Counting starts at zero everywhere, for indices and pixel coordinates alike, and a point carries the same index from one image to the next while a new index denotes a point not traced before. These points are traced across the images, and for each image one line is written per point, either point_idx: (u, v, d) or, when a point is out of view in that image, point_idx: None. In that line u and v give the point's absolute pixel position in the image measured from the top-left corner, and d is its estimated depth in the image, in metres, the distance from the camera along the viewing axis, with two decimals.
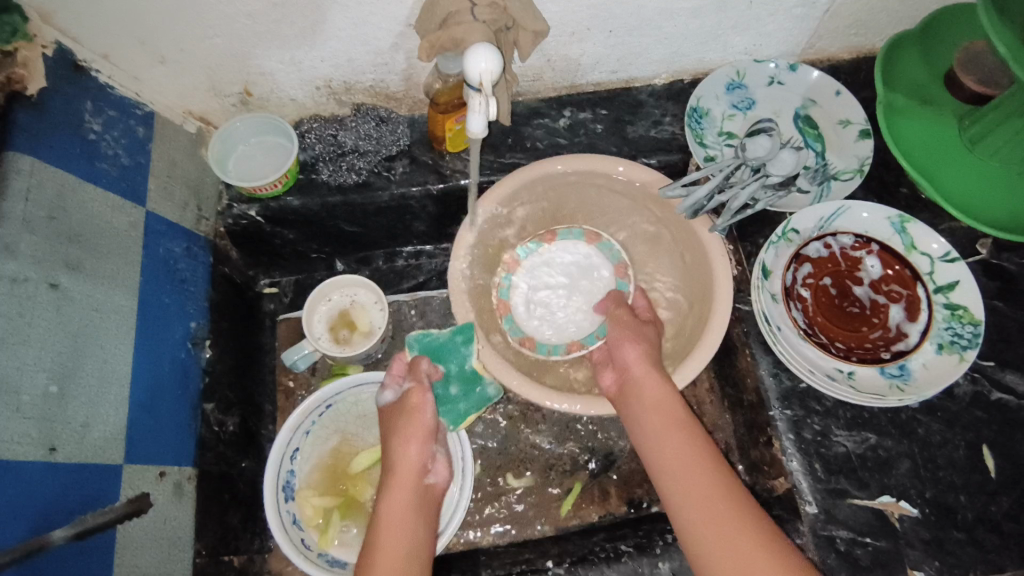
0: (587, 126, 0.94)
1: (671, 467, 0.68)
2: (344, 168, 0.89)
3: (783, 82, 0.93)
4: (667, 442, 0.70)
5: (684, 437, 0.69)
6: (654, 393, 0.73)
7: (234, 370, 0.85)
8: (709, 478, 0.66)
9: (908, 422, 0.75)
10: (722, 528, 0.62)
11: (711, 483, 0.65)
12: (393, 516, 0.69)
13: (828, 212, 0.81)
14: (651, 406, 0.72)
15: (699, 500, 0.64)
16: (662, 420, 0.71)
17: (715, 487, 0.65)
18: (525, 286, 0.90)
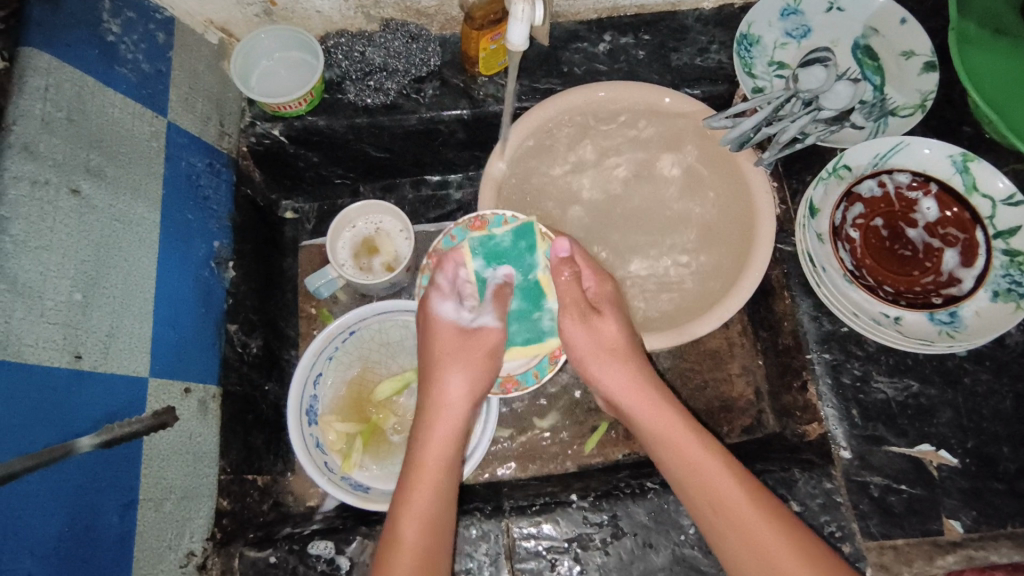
0: (629, 51, 0.89)
1: (678, 472, 0.65)
2: (371, 88, 0.84)
3: (844, 8, 0.86)
4: (670, 447, 0.66)
5: (681, 439, 0.66)
6: (644, 394, 0.70)
7: (257, 293, 0.84)
8: (726, 482, 0.63)
9: (954, 371, 0.71)
10: (750, 537, 0.60)
11: (721, 486, 0.62)
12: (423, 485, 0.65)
13: (886, 148, 0.76)
14: (647, 411, 0.69)
15: (713, 506, 0.62)
16: (660, 426, 0.68)
17: (727, 494, 0.62)
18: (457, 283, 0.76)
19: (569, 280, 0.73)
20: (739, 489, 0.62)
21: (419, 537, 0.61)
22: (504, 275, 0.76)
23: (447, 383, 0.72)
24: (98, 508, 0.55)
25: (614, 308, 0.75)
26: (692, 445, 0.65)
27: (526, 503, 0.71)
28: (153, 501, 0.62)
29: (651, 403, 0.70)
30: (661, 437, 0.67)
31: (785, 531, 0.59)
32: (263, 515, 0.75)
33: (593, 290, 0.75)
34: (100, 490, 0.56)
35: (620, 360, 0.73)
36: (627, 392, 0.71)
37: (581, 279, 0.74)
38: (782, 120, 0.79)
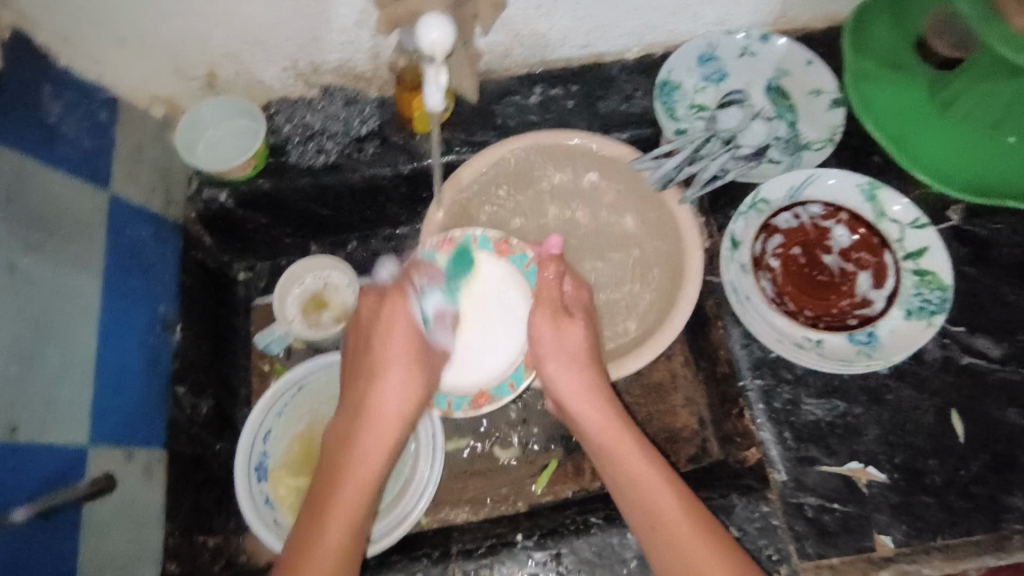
0: (558, 102, 0.94)
1: (620, 476, 0.66)
2: (312, 150, 0.89)
3: (756, 53, 0.92)
4: (618, 460, 0.66)
5: (631, 453, 0.66)
6: (591, 403, 0.69)
7: (208, 352, 0.85)
8: (659, 490, 0.63)
9: (878, 389, 0.74)
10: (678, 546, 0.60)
11: (659, 496, 0.63)
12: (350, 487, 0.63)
13: (799, 181, 0.80)
14: (596, 419, 0.69)
15: (647, 513, 0.63)
16: (614, 439, 0.67)
17: (659, 502, 0.63)
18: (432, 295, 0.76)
19: (551, 278, 0.73)
20: (666, 489, 0.63)
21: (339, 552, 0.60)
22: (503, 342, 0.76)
23: (393, 360, 0.69)
24: None
25: (581, 321, 0.72)
26: (640, 455, 0.66)
27: (473, 546, 0.72)
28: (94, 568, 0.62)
29: (602, 411, 0.69)
30: (611, 441, 0.67)
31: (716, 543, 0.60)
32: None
33: (570, 295, 0.75)
34: (37, 561, 0.57)
35: (580, 366, 0.70)
36: (579, 399, 0.69)
37: (560, 284, 0.73)
38: (702, 160, 0.84)
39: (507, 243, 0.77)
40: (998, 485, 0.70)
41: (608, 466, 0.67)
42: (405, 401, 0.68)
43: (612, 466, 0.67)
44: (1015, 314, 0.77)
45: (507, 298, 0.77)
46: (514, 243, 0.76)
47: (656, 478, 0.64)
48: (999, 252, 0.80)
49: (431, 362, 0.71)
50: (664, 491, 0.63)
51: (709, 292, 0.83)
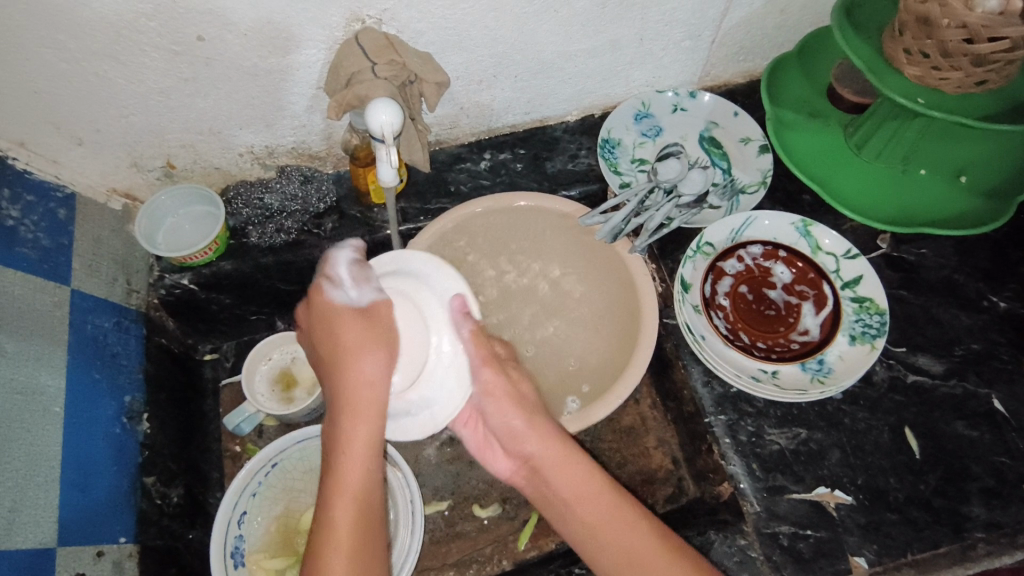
0: (507, 166, 0.99)
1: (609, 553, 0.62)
2: (273, 229, 0.91)
3: (686, 108, 1.00)
4: (607, 527, 0.63)
5: (599, 503, 0.64)
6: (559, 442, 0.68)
7: (177, 439, 0.84)
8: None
9: (835, 414, 0.78)
10: None
11: None
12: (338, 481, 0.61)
13: (739, 223, 0.86)
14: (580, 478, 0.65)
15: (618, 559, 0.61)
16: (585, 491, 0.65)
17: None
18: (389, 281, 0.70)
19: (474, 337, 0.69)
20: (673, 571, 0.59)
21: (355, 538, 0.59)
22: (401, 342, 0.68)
23: (358, 412, 0.64)
24: None
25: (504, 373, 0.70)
26: (608, 505, 0.64)
27: None
28: None
29: (579, 468, 0.66)
30: (567, 484, 0.65)
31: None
32: None
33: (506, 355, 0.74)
34: None
35: (533, 420, 0.69)
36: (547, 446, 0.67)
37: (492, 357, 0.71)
38: (646, 212, 0.87)
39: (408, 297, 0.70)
40: (955, 496, 0.73)
41: (596, 543, 0.63)
42: (364, 449, 0.63)
43: (575, 514, 0.65)
44: (949, 330, 0.83)
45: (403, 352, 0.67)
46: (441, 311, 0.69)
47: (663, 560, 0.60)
48: (927, 274, 0.86)
49: (378, 403, 0.64)
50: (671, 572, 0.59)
51: (667, 335, 0.86)
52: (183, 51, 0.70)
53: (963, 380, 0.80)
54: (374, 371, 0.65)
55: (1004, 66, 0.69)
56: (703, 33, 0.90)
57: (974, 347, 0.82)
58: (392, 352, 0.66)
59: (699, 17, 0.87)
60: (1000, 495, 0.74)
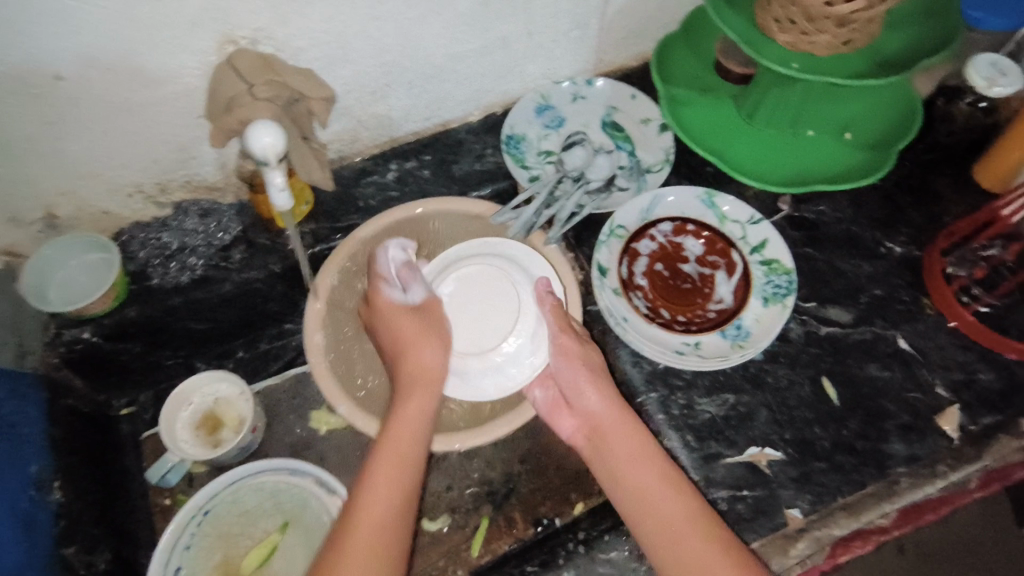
0: (415, 173, 0.98)
1: (649, 526, 0.67)
2: (175, 269, 0.87)
3: (585, 96, 1.01)
4: (649, 501, 0.68)
5: (654, 472, 0.70)
6: (622, 417, 0.74)
7: (98, 502, 0.80)
8: (717, 558, 0.64)
9: (759, 374, 0.81)
10: None
11: (707, 560, 0.64)
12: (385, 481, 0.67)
13: (647, 203, 0.88)
14: (642, 463, 0.70)
15: (658, 528, 0.67)
16: (648, 479, 0.69)
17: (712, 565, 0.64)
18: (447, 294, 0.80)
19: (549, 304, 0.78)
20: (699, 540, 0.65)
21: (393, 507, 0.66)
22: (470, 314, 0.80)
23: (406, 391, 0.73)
24: None
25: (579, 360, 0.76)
26: (662, 478, 0.69)
27: None
28: None
29: (647, 454, 0.71)
30: (628, 457, 0.71)
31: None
32: None
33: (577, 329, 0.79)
34: None
35: (600, 387, 0.75)
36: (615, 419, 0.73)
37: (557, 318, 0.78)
38: (556, 203, 0.91)
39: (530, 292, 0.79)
40: (875, 436, 0.77)
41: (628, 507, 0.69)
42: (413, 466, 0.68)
43: (624, 485, 0.70)
44: (853, 280, 0.87)
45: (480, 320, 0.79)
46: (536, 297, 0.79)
47: (695, 522, 0.66)
48: (828, 229, 0.90)
49: (431, 328, 0.76)
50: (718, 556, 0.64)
51: (592, 321, 0.87)
52: (43, 93, 0.66)
53: (871, 325, 0.83)
54: (434, 361, 0.74)
55: (864, 25, 0.73)
56: (590, 21, 0.91)
57: (877, 293, 0.86)
58: (432, 309, 0.78)
59: (584, 5, 0.88)
60: (915, 429, 0.77)
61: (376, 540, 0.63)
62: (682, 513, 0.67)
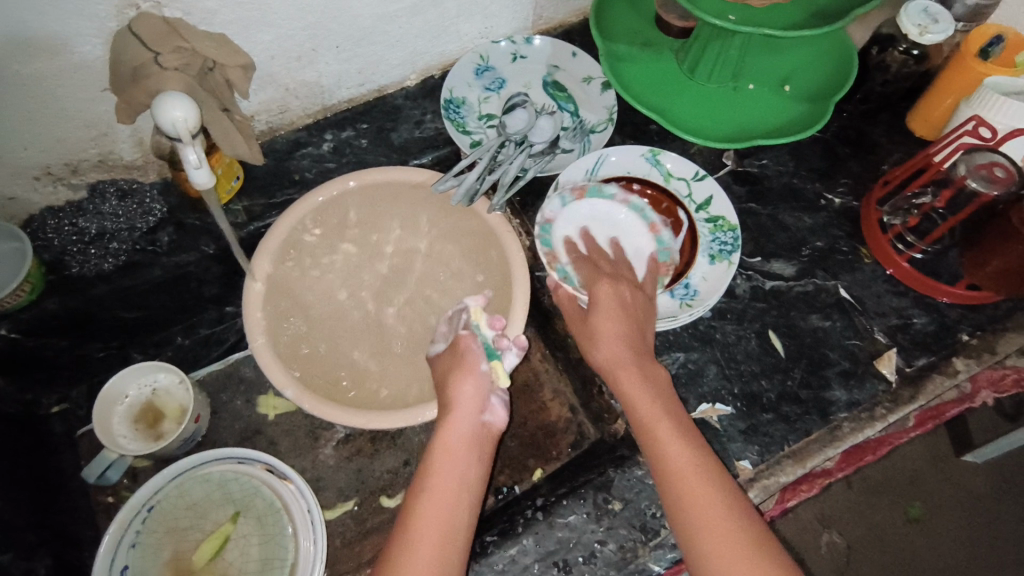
0: (352, 143, 0.94)
1: (671, 484, 0.62)
2: (96, 256, 0.83)
3: (525, 55, 0.99)
4: (668, 458, 0.64)
5: (648, 405, 0.68)
6: (643, 364, 0.71)
7: (33, 505, 0.76)
8: (699, 478, 0.62)
9: (706, 331, 0.82)
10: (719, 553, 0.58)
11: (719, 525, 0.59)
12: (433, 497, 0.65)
13: (592, 163, 0.86)
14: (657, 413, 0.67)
15: (683, 490, 0.62)
16: (671, 444, 0.65)
17: (693, 483, 0.62)
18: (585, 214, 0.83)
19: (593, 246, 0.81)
20: (720, 504, 0.60)
21: (443, 514, 0.64)
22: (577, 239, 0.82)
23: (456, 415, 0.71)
24: None
25: (606, 291, 0.75)
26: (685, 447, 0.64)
27: None
28: None
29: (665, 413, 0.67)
30: (637, 401, 0.68)
31: (738, 521, 0.59)
32: None
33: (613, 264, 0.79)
34: None
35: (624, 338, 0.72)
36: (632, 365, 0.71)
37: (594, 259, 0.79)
38: (500, 167, 0.87)
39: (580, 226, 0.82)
40: (819, 385, 0.79)
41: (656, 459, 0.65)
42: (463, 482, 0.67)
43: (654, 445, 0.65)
44: (795, 233, 0.88)
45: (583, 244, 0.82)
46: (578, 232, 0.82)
47: (679, 445, 0.64)
48: (770, 183, 0.91)
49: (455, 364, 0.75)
50: (702, 477, 0.62)
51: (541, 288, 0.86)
52: None
53: (813, 277, 0.85)
54: (461, 394, 0.72)
55: None
56: None
57: (818, 245, 0.87)
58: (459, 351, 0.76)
59: None
60: (856, 375, 0.80)
61: (437, 546, 0.61)
62: (711, 477, 0.62)
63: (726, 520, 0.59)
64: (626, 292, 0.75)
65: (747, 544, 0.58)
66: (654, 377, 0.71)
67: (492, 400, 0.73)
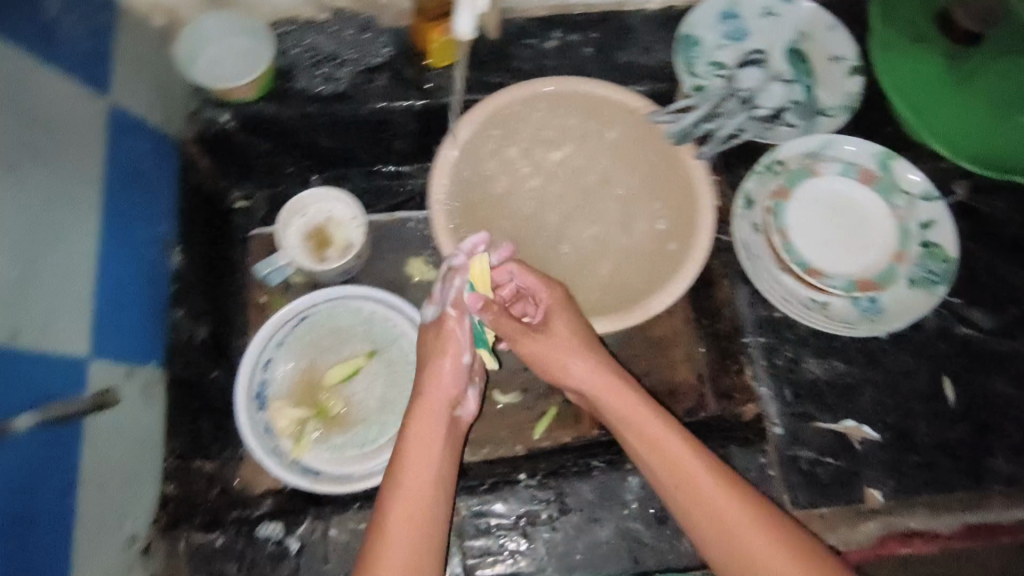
0: (577, 49, 0.91)
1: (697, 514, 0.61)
2: (321, 77, 0.85)
3: (778, 14, 0.91)
4: (694, 485, 0.61)
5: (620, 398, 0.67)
6: (608, 387, 0.67)
7: (206, 279, 0.83)
8: (707, 481, 0.61)
9: (876, 351, 0.77)
10: None
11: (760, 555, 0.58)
12: (408, 483, 0.62)
13: (815, 145, 0.81)
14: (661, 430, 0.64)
15: (713, 517, 0.60)
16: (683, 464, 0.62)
17: (721, 500, 0.60)
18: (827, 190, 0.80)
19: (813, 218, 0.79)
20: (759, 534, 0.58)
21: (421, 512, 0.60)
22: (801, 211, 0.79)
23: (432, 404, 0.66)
24: (39, 485, 0.54)
25: (562, 316, 0.69)
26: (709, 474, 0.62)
27: (476, 483, 0.72)
28: (96, 478, 0.60)
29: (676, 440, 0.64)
30: (623, 419, 0.66)
31: (766, 520, 0.59)
32: (209, 501, 0.72)
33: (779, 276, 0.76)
34: (39, 466, 0.54)
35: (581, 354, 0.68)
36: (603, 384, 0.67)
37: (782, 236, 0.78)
38: (720, 119, 0.85)
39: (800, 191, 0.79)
40: (979, 447, 0.73)
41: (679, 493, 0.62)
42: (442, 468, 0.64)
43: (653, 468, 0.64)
44: (1008, 288, 0.80)
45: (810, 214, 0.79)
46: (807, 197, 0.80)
47: (682, 449, 0.63)
48: (999, 228, 0.82)
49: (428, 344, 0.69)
50: (716, 488, 0.61)
51: (718, 251, 0.83)
52: None
53: (1012, 339, 0.78)
54: (440, 379, 0.67)
55: None
56: None
57: None
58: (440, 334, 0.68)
59: None
60: None
61: (412, 540, 0.59)
62: (736, 504, 0.60)
63: (750, 526, 0.59)
64: (576, 311, 0.70)
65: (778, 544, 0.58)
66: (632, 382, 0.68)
67: (465, 395, 0.69)
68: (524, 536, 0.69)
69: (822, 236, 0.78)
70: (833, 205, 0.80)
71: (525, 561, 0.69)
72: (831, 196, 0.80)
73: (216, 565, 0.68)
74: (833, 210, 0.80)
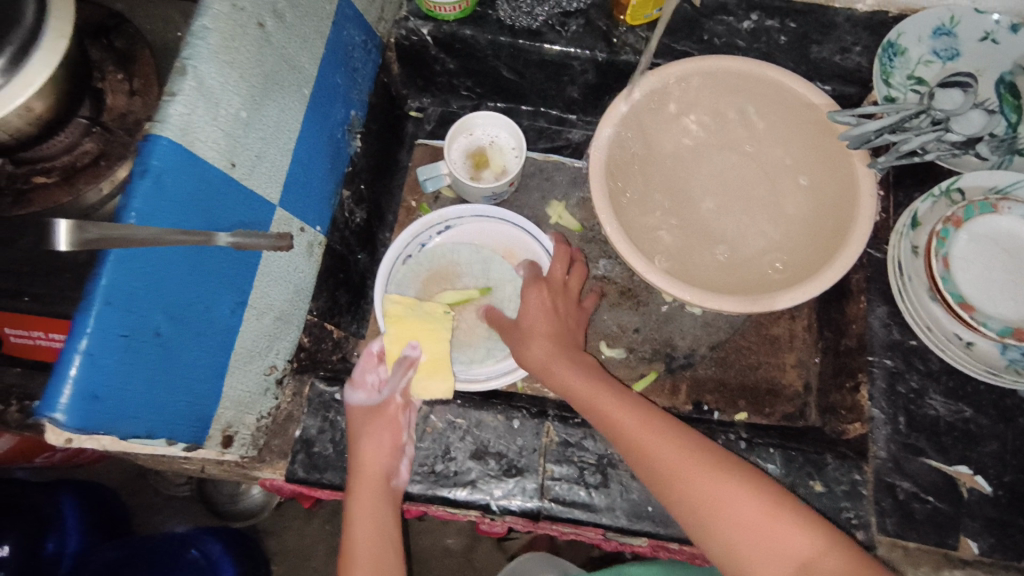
0: (771, 34, 0.90)
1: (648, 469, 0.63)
2: (522, 10, 0.89)
3: (998, 41, 0.85)
4: (642, 440, 0.64)
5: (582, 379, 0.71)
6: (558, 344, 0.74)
7: (372, 171, 0.92)
8: (665, 446, 0.63)
9: (1011, 409, 0.73)
10: (729, 517, 0.58)
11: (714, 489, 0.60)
12: (361, 520, 0.66)
13: (1004, 182, 0.76)
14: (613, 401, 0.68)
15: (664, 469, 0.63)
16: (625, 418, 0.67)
17: (660, 451, 0.63)
18: (1003, 229, 0.75)
19: (976, 254, 0.74)
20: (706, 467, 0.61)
21: (371, 542, 0.65)
22: (963, 243, 0.74)
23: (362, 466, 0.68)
24: (217, 296, 0.62)
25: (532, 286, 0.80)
26: (650, 427, 0.65)
27: (569, 414, 0.75)
28: (258, 309, 0.69)
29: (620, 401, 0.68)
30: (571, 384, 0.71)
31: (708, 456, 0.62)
32: (331, 363, 0.83)
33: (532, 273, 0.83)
34: (224, 279, 0.62)
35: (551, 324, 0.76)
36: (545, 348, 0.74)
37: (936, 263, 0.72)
38: (905, 132, 0.78)
39: (963, 222, 0.74)
40: None
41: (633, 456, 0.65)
42: (385, 514, 0.67)
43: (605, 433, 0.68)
44: None
45: (975, 250, 0.74)
46: (973, 229, 0.74)
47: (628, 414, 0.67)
48: None
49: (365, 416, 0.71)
50: (658, 436, 0.64)
51: (863, 265, 0.81)
52: None
53: None
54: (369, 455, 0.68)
55: None
56: None
57: None
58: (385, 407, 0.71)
59: None
60: None
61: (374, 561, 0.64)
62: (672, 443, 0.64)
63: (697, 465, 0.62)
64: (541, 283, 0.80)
65: (756, 507, 0.58)
66: (586, 371, 0.72)
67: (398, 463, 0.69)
68: (603, 474, 0.71)
69: (983, 273, 0.73)
70: (1003, 245, 0.74)
71: (598, 497, 0.70)
72: (1005, 237, 0.75)
73: (332, 413, 0.72)
74: (1003, 251, 0.74)
